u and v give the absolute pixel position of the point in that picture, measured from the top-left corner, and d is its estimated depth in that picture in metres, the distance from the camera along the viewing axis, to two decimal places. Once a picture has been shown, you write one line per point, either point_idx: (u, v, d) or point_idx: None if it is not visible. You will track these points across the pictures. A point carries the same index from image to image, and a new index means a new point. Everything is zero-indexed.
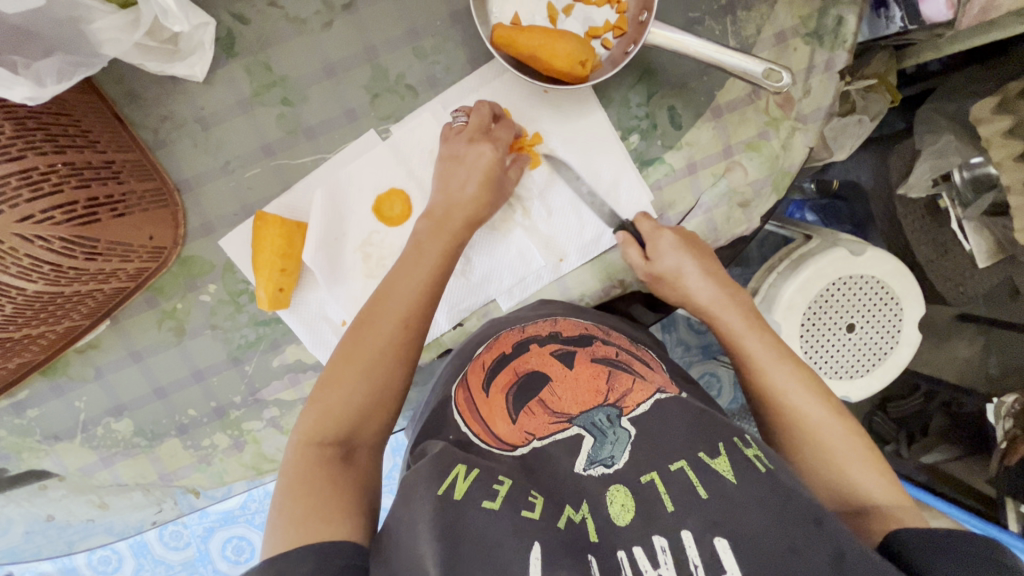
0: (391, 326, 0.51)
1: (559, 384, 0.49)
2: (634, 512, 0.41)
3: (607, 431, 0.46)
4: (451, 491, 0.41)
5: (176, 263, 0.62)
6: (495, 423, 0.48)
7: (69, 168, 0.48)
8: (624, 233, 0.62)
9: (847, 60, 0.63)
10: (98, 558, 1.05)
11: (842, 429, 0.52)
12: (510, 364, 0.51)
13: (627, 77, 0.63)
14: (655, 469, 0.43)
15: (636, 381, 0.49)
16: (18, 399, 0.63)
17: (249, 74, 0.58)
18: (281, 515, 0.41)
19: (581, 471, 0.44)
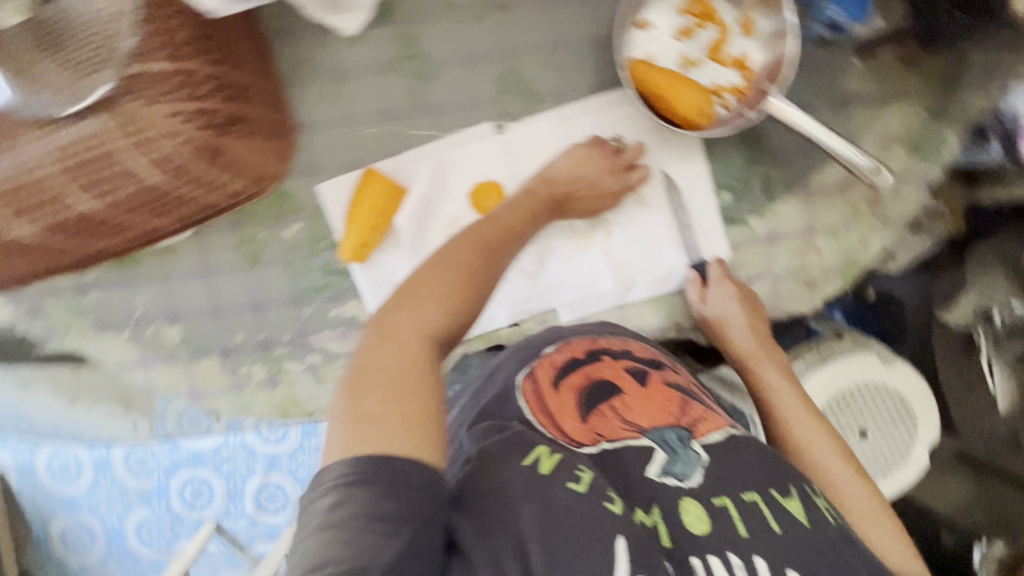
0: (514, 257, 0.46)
1: (631, 400, 0.47)
2: (710, 525, 0.39)
3: (678, 451, 0.44)
4: (537, 466, 0.38)
5: (272, 194, 0.64)
6: (564, 419, 0.45)
7: (223, 82, 0.52)
8: (693, 272, 0.66)
9: (939, 176, 0.67)
10: None
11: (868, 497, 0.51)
12: (583, 368, 0.49)
13: (735, 138, 0.66)
14: (729, 495, 0.41)
15: (708, 412, 0.48)
16: (85, 280, 0.65)
17: (394, 42, 0.62)
18: (382, 414, 0.33)
19: (654, 477, 0.42)
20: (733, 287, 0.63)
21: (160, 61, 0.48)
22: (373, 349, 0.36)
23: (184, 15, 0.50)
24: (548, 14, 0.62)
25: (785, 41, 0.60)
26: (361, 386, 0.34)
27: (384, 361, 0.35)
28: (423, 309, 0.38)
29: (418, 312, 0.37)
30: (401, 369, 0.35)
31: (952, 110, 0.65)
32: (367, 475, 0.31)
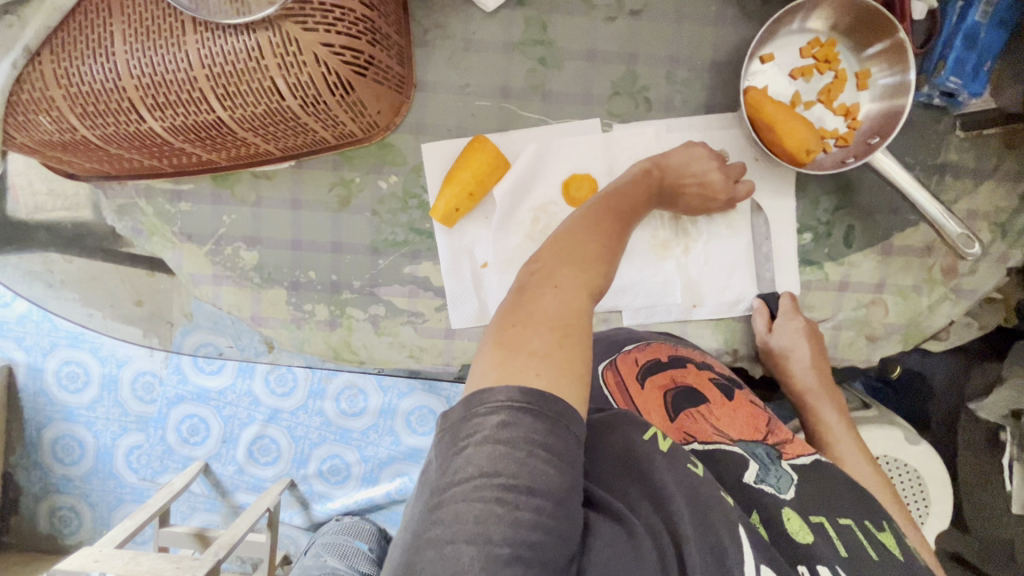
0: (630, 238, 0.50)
1: (716, 408, 0.48)
2: (813, 537, 0.37)
3: (768, 464, 0.43)
4: (658, 442, 0.39)
5: (377, 144, 0.66)
6: (650, 415, 0.48)
7: (368, 24, 0.54)
8: (760, 301, 0.67)
9: (1018, 261, 0.67)
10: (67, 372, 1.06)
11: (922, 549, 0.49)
12: (667, 370, 0.51)
13: (828, 183, 0.67)
14: (825, 514, 0.39)
15: (795, 438, 0.48)
16: (180, 189, 0.67)
17: (526, 25, 0.64)
18: (542, 354, 0.35)
19: (751, 482, 0.41)
20: (803, 323, 0.64)
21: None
22: (519, 304, 0.39)
23: None
24: (677, 29, 0.64)
25: (903, 96, 0.61)
26: (511, 329, 0.37)
27: (530, 311, 0.38)
28: (560, 274, 0.42)
29: (557, 277, 0.42)
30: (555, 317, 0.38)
31: None
32: (532, 404, 0.32)
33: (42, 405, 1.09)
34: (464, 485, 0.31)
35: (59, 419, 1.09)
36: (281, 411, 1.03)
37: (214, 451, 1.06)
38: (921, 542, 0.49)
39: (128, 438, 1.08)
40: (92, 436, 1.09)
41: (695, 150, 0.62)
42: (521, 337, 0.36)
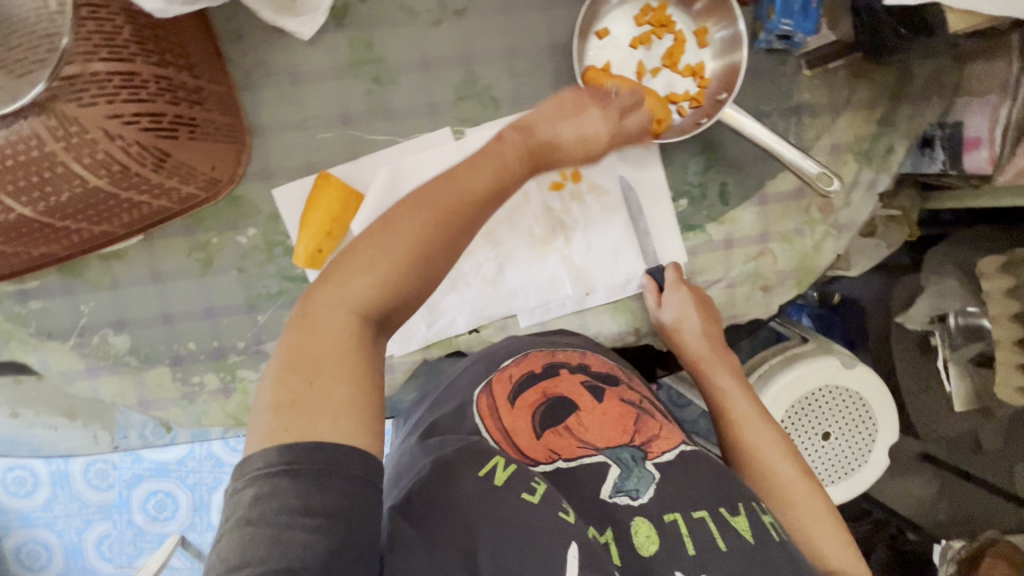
0: (466, 200, 0.46)
1: (585, 415, 0.58)
2: (657, 545, 0.48)
3: (631, 468, 0.54)
4: (491, 477, 0.48)
5: (226, 199, 0.63)
6: (517, 436, 0.56)
7: (166, 83, 0.51)
8: (649, 280, 0.66)
9: (888, 184, 0.68)
10: (15, 479, 1.03)
11: (801, 489, 0.59)
12: (539, 383, 0.60)
13: (692, 145, 0.67)
14: (679, 511, 0.50)
15: (660, 431, 0.58)
16: (26, 287, 0.63)
17: (350, 46, 0.62)
18: (294, 393, 0.38)
19: (608, 497, 0.52)
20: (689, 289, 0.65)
21: (101, 62, 0.45)
22: (308, 326, 0.41)
23: (124, 13, 0.47)
24: (506, 20, 0.62)
25: (738, 50, 0.61)
26: (292, 363, 0.39)
27: (316, 340, 0.40)
28: (355, 288, 0.41)
29: (351, 291, 0.41)
30: (323, 344, 0.40)
31: (899, 120, 0.67)
32: (295, 469, 0.36)
33: None
34: (229, 554, 0.34)
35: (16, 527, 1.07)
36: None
37: (188, 522, 1.05)
38: (793, 492, 0.59)
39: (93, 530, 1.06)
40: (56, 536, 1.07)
41: (563, 104, 0.56)
42: (307, 373, 0.39)
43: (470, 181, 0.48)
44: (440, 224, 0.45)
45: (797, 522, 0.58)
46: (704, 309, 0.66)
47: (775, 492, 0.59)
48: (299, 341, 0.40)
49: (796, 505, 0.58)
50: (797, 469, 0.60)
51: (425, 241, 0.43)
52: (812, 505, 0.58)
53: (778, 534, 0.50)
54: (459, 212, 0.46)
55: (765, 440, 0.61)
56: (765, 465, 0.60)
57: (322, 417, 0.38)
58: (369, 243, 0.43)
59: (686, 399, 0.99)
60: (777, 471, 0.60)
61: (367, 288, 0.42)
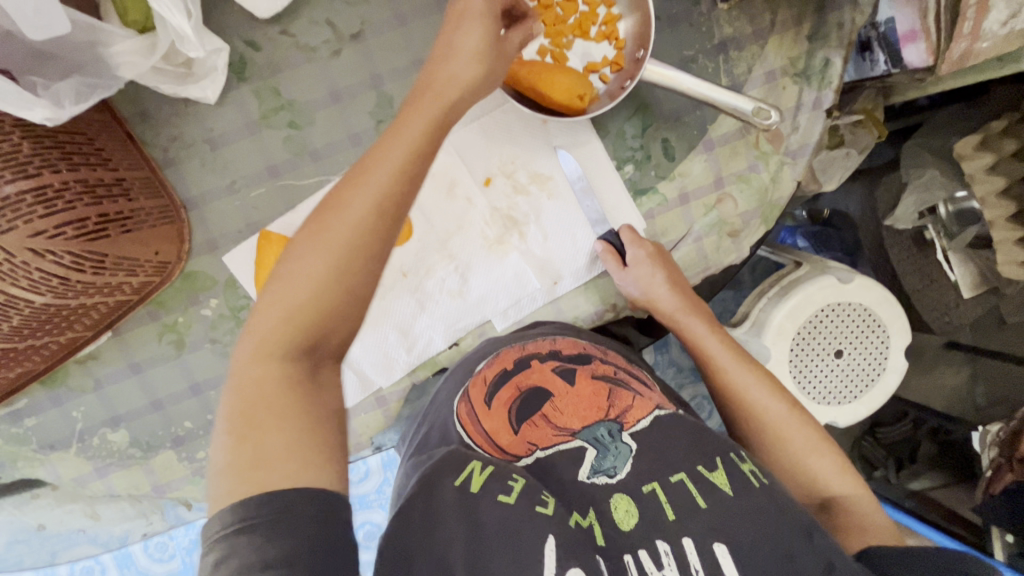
0: (361, 210, 0.42)
1: (560, 401, 0.58)
2: (637, 518, 0.48)
3: (609, 445, 0.54)
4: (469, 485, 0.48)
5: (179, 278, 0.63)
6: (497, 434, 0.56)
7: (82, 185, 0.50)
8: (604, 245, 0.64)
9: (834, 99, 0.65)
10: (154, 545, 1.13)
11: (799, 426, 0.59)
12: (512, 379, 0.59)
13: (624, 109, 0.65)
14: (657, 480, 0.50)
15: (634, 398, 0.57)
16: (16, 407, 0.64)
17: (259, 98, 0.61)
18: (229, 439, 0.41)
19: (585, 480, 0.52)
20: (645, 247, 0.63)
21: (9, 184, 0.44)
22: (256, 317, 0.43)
23: (16, 129, 0.47)
24: (405, 31, 0.61)
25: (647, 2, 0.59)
26: (258, 359, 0.42)
27: (280, 335, 0.42)
28: (276, 319, 0.42)
29: (304, 298, 0.42)
30: (267, 397, 0.41)
31: (828, 30, 0.64)
32: (250, 523, 0.37)
33: None
34: None
35: None
36: (366, 495, 1.12)
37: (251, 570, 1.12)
38: (789, 431, 0.59)
39: None
40: None
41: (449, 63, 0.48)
42: (248, 413, 0.41)
43: (388, 158, 0.44)
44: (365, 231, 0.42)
45: (796, 453, 0.58)
46: (664, 264, 0.64)
47: (770, 429, 0.59)
48: (255, 337, 0.42)
49: (790, 439, 0.58)
50: (785, 403, 0.60)
51: (356, 242, 0.42)
52: (806, 436, 0.58)
53: (761, 480, 0.50)
54: (383, 197, 0.43)
55: (752, 382, 0.61)
56: (755, 407, 0.60)
57: (271, 453, 0.40)
58: (311, 257, 0.42)
59: None
60: (767, 410, 0.60)
61: (314, 275, 0.42)
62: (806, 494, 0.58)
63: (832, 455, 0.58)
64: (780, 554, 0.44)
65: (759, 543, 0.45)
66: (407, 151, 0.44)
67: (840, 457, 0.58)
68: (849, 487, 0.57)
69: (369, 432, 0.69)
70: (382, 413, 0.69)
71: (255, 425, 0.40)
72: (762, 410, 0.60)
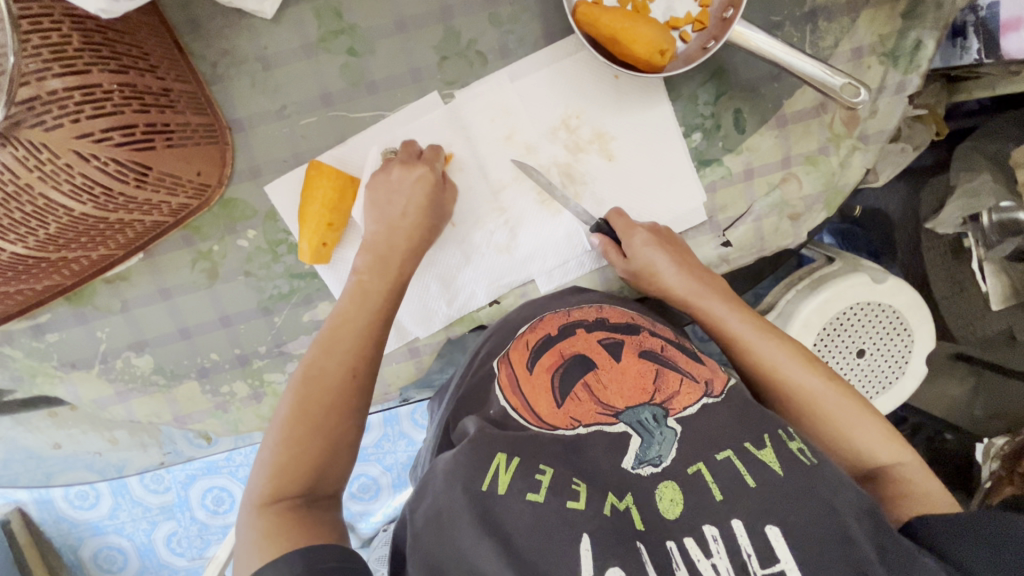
0: (348, 356, 0.54)
1: (604, 374, 0.55)
2: (682, 506, 0.46)
3: (654, 431, 0.51)
4: (495, 487, 0.47)
5: (218, 203, 0.60)
6: (537, 402, 0.55)
7: (129, 90, 0.46)
8: (601, 237, 0.61)
9: (919, 84, 0.62)
10: (152, 476, 1.13)
11: (839, 400, 0.56)
12: (555, 346, 0.58)
13: (699, 73, 0.62)
14: (702, 460, 0.49)
15: (682, 383, 0.54)
16: (39, 321, 0.62)
17: (318, 18, 0.57)
18: (247, 553, 0.44)
19: (631, 469, 0.49)
20: (643, 232, 0.60)
21: (57, 78, 0.41)
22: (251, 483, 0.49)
23: (66, 18, 0.43)
24: None
25: None
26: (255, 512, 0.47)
27: (273, 484, 0.48)
28: (262, 474, 0.48)
29: (302, 458, 0.49)
30: (278, 482, 0.48)
31: (926, 10, 0.60)
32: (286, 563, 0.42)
33: (68, 529, 1.20)
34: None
35: (89, 536, 1.20)
36: (365, 447, 1.12)
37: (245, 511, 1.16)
38: (825, 407, 0.56)
39: (164, 527, 1.18)
40: (127, 539, 1.20)
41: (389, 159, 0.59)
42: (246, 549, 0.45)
43: (364, 260, 0.58)
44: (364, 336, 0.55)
45: (837, 427, 0.56)
46: (675, 247, 0.61)
47: (805, 408, 0.57)
48: (255, 492, 0.48)
49: (829, 413, 0.56)
50: (820, 375, 0.57)
51: (335, 374, 0.53)
52: (846, 407, 0.56)
53: (810, 458, 0.49)
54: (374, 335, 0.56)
55: (784, 359, 0.58)
56: (787, 384, 0.58)
57: (282, 529, 0.45)
58: (338, 335, 0.55)
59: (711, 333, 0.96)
60: (801, 388, 0.57)
61: (297, 455, 0.49)
62: (850, 462, 0.57)
63: (875, 423, 0.56)
64: (835, 537, 0.43)
65: (814, 527, 0.44)
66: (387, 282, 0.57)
67: (880, 423, 0.56)
68: (895, 455, 0.55)
69: (398, 384, 0.68)
70: (414, 365, 0.67)
71: (263, 541, 0.44)
72: (797, 385, 0.57)
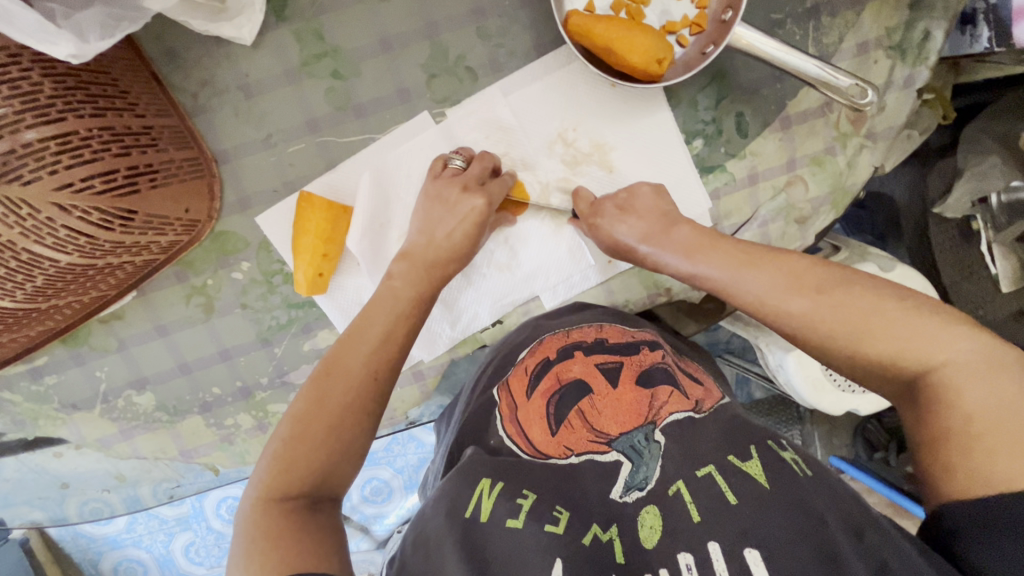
0: (376, 350, 0.50)
1: (600, 399, 0.54)
2: (660, 533, 0.45)
3: (643, 450, 0.51)
4: (478, 513, 0.47)
5: (209, 237, 0.58)
6: (531, 428, 0.54)
7: (108, 133, 0.45)
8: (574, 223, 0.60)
9: (928, 78, 0.59)
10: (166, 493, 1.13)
11: (833, 320, 0.45)
12: (552, 370, 0.57)
13: (698, 78, 0.60)
14: (682, 478, 0.48)
15: (672, 396, 0.54)
16: (36, 365, 0.61)
17: (299, 42, 0.55)
18: (241, 559, 0.39)
19: (618, 498, 0.49)
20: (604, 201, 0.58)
21: (31, 129, 0.39)
22: (255, 477, 0.44)
23: (36, 64, 0.41)
24: None
25: None
26: (259, 509, 0.42)
27: (280, 481, 0.43)
28: (269, 468, 0.43)
29: (318, 454, 0.44)
30: (286, 477, 0.43)
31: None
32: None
33: (86, 545, 1.21)
34: None
35: (108, 551, 1.21)
36: (375, 451, 1.11)
37: None
38: (821, 335, 0.46)
39: (181, 538, 1.18)
40: (145, 552, 1.21)
41: (443, 177, 0.57)
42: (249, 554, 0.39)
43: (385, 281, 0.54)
44: (395, 334, 0.51)
45: (851, 351, 0.45)
46: (634, 210, 0.57)
47: (801, 333, 0.47)
48: (259, 488, 0.43)
49: (834, 337, 0.45)
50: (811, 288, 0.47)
51: (363, 370, 0.48)
52: (862, 310, 0.45)
53: (804, 470, 0.48)
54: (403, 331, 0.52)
55: (763, 285, 0.49)
56: (776, 314, 0.48)
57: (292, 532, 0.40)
58: (365, 325, 0.51)
59: (717, 324, 0.95)
60: (790, 312, 0.47)
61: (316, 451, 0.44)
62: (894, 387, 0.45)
63: (899, 327, 0.43)
64: (824, 556, 0.41)
65: (800, 543, 0.42)
66: (417, 289, 0.54)
67: (898, 314, 0.43)
68: (934, 353, 0.42)
69: (403, 407, 0.68)
70: (419, 387, 0.66)
71: (253, 559, 0.38)
72: (782, 322, 0.48)
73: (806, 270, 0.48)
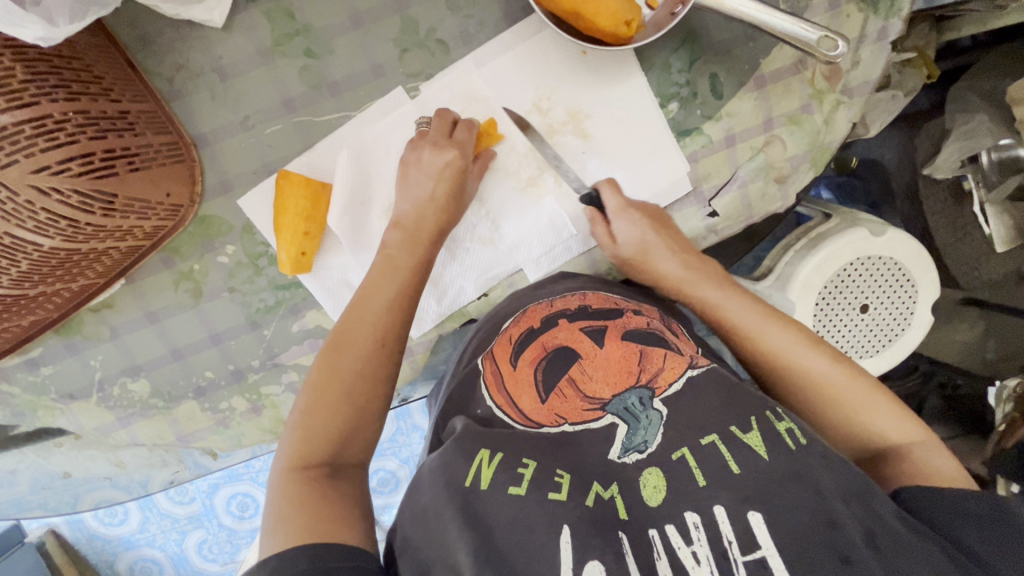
0: (377, 319, 0.52)
1: (589, 364, 0.55)
2: (664, 493, 0.46)
3: (640, 415, 0.51)
4: (479, 481, 0.47)
5: (193, 222, 0.59)
6: (520, 398, 0.55)
7: (84, 117, 0.45)
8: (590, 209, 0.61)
9: (901, 29, 0.59)
10: (176, 490, 1.14)
11: (847, 385, 0.52)
12: (537, 340, 0.57)
13: (670, 40, 0.60)
14: (687, 446, 0.48)
15: (666, 359, 0.54)
16: (31, 356, 0.62)
17: (270, 22, 0.55)
18: (269, 521, 0.43)
19: (616, 459, 0.49)
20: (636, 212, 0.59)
21: (6, 113, 0.40)
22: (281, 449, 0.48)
23: (7, 49, 0.41)
24: None
25: None
26: (286, 477, 0.45)
27: (308, 451, 0.47)
28: (293, 440, 0.47)
29: (332, 422, 0.48)
30: (308, 448, 0.47)
31: None
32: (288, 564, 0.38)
33: (101, 545, 1.23)
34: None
35: (122, 551, 1.23)
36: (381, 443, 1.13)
37: None
38: (827, 387, 0.53)
39: (193, 536, 1.19)
40: (159, 550, 1.22)
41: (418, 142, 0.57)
42: (274, 517, 0.43)
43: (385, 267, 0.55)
44: (394, 303, 0.53)
45: (848, 414, 0.53)
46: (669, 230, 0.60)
47: (814, 386, 0.53)
48: (286, 458, 0.47)
49: (842, 400, 0.52)
50: (826, 356, 0.54)
51: (366, 338, 0.51)
52: (855, 389, 0.52)
53: (796, 441, 0.47)
54: (401, 301, 0.54)
55: (788, 344, 0.54)
56: (794, 371, 0.54)
57: (318, 499, 0.43)
58: (366, 299, 0.53)
59: None
60: (808, 374, 0.53)
61: (333, 422, 0.48)
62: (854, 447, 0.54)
63: (885, 399, 0.52)
64: (822, 521, 0.42)
65: (800, 511, 0.43)
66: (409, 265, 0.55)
67: (881, 392, 0.52)
68: (909, 432, 0.52)
69: None
70: (409, 364, 0.68)
71: (281, 521, 0.42)
72: (804, 370, 0.53)
73: (822, 338, 0.56)
